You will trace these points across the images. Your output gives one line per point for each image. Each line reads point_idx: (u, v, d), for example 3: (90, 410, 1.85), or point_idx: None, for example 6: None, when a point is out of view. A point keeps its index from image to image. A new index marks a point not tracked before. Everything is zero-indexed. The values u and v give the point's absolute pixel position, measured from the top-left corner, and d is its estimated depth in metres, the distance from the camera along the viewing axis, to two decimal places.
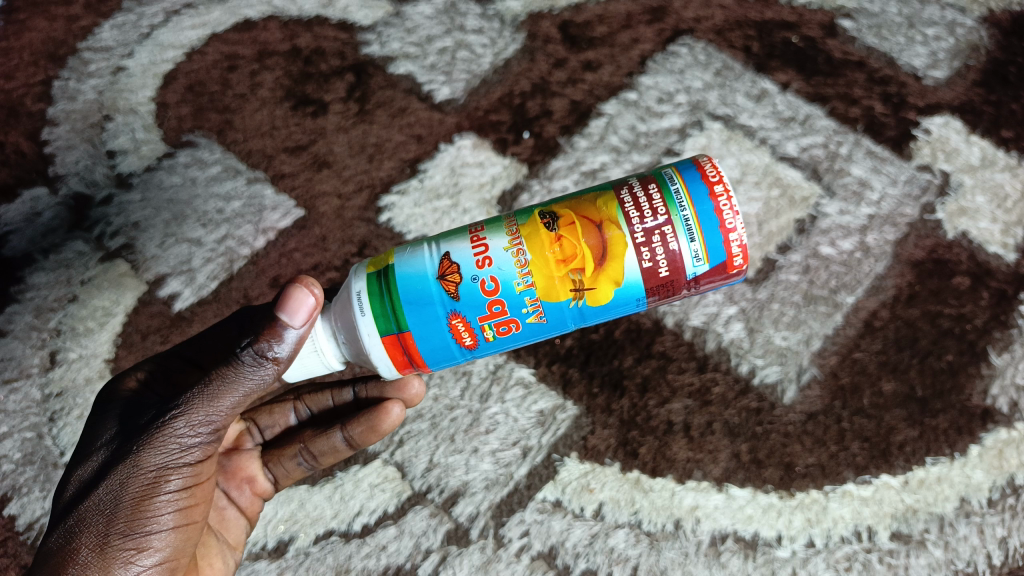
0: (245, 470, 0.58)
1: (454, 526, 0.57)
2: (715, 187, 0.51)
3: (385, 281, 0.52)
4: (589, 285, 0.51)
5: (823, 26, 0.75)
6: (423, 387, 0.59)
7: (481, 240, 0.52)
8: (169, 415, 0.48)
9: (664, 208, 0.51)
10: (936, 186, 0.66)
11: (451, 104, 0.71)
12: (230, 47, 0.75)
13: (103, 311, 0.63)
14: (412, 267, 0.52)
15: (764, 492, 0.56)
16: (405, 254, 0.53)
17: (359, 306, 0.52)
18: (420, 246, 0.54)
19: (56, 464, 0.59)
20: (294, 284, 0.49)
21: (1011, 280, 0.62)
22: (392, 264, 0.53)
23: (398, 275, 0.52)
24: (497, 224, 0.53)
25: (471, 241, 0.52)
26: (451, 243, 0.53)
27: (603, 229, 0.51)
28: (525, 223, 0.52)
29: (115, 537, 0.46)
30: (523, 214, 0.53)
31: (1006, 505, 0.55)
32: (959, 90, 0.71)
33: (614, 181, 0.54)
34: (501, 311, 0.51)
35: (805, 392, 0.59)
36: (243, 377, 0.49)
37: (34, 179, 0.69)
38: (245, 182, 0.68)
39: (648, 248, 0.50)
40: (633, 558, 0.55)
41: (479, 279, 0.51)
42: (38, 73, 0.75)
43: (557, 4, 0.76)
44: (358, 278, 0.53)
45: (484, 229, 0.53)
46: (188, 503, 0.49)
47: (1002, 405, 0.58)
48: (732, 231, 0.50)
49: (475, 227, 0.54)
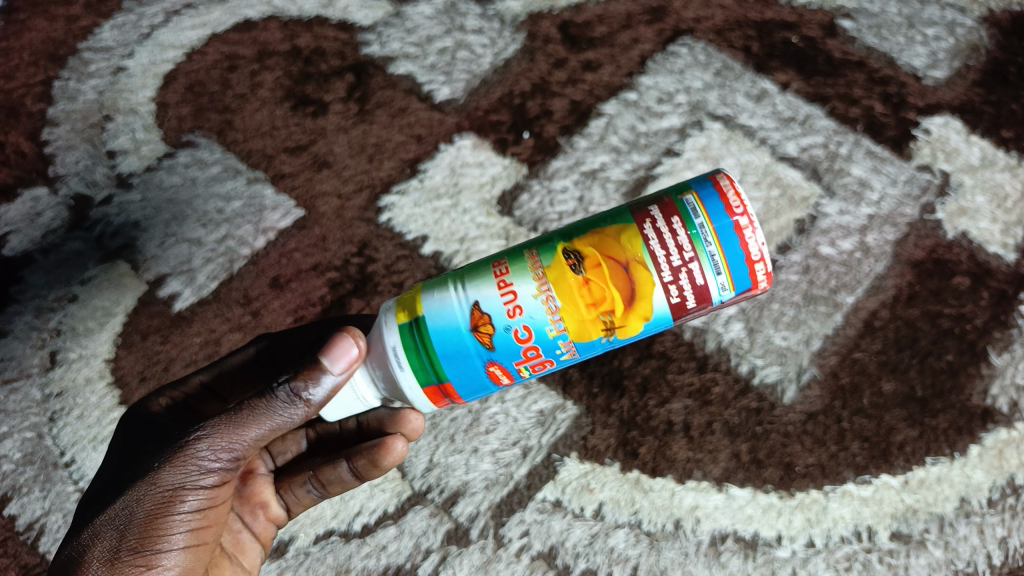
0: (259, 495, 0.57)
1: (454, 526, 0.57)
2: (739, 220, 0.49)
3: (416, 334, 0.51)
4: (622, 326, 0.51)
5: (823, 26, 0.75)
6: (422, 422, 0.57)
7: (508, 284, 0.51)
8: (193, 438, 0.48)
9: (689, 244, 0.49)
10: (936, 186, 0.66)
11: (451, 104, 0.71)
12: (230, 47, 0.75)
13: (103, 311, 0.63)
14: (442, 319, 0.51)
15: (764, 492, 0.56)
16: (432, 301, 0.52)
17: (396, 361, 0.52)
18: (445, 290, 0.52)
19: (56, 464, 0.59)
20: (341, 333, 0.50)
21: (1011, 280, 0.62)
22: (419, 314, 0.51)
23: (429, 328, 0.51)
24: (522, 266, 0.51)
25: (498, 288, 0.51)
26: (476, 286, 0.51)
27: (630, 271, 0.49)
28: (551, 265, 0.51)
29: (127, 552, 0.46)
30: (547, 252, 0.51)
31: (1006, 505, 0.55)
32: (959, 90, 0.71)
33: (633, 205, 0.52)
34: (536, 355, 0.51)
35: (806, 392, 0.59)
36: (276, 414, 0.49)
37: (34, 179, 0.69)
38: (245, 182, 0.68)
39: (676, 285, 0.50)
40: (633, 558, 0.55)
41: (512, 329, 0.50)
42: (38, 73, 0.75)
43: (557, 4, 0.76)
44: (391, 332, 0.52)
45: (510, 272, 0.51)
46: (201, 525, 0.49)
47: (1003, 405, 0.58)
48: (757, 261, 0.50)
49: (499, 266, 0.52)
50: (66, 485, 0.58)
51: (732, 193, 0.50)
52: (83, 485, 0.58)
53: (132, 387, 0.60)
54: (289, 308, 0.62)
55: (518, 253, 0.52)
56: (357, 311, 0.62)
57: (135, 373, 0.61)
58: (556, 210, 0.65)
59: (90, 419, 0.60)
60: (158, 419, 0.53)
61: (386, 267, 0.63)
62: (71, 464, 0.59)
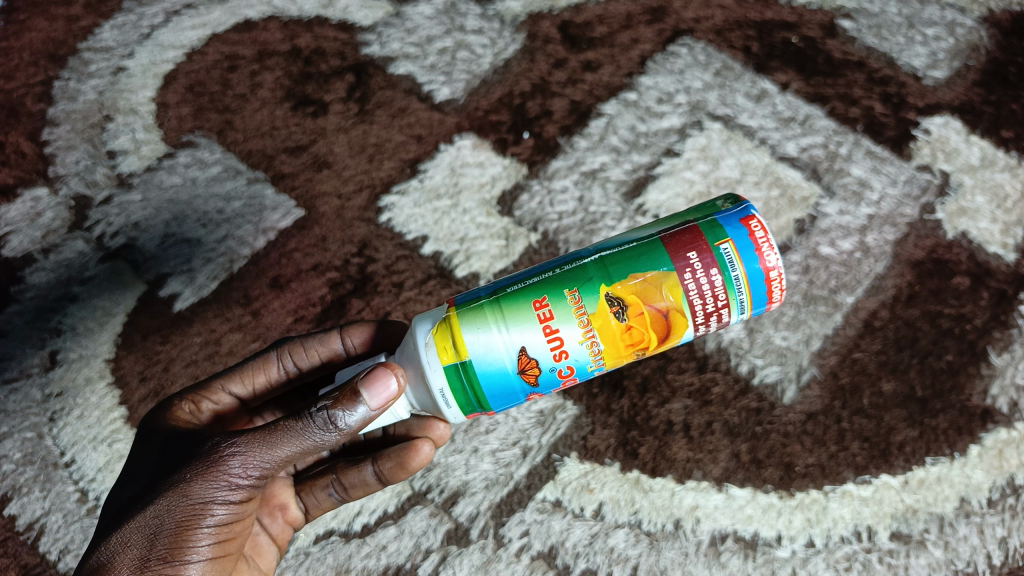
0: (278, 497, 0.55)
1: (455, 526, 0.57)
2: (770, 272, 0.50)
3: (464, 380, 0.49)
4: (650, 354, 0.52)
5: (823, 26, 0.75)
6: (447, 429, 0.56)
7: (553, 328, 0.49)
8: (227, 452, 0.45)
9: (724, 294, 0.50)
10: (936, 186, 0.66)
11: (451, 104, 0.71)
12: (231, 47, 0.75)
13: (103, 311, 0.63)
14: (490, 366, 0.49)
15: (764, 492, 0.56)
16: (478, 347, 0.49)
17: (442, 402, 0.50)
18: (488, 332, 0.49)
19: (56, 464, 0.59)
20: (383, 368, 0.48)
21: (1011, 280, 0.62)
22: (466, 361, 0.49)
23: (476, 374, 0.49)
24: (566, 307, 0.49)
25: (544, 332, 0.49)
26: (518, 329, 0.49)
27: (668, 315, 0.50)
28: (597, 309, 0.49)
29: (154, 562, 0.44)
30: (592, 292, 0.49)
31: (1006, 505, 0.55)
32: (959, 90, 0.71)
33: (667, 244, 0.51)
34: (573, 384, 0.52)
35: (805, 392, 0.59)
36: (308, 437, 0.47)
37: (34, 179, 0.69)
38: (245, 182, 0.68)
39: (704, 324, 0.51)
40: (633, 558, 0.55)
41: (558, 369, 0.50)
42: (38, 73, 0.75)
43: (557, 4, 0.77)
44: (436, 375, 0.49)
45: (555, 315, 0.49)
46: (227, 538, 0.47)
47: (1003, 405, 0.58)
48: (775, 302, 0.52)
49: (542, 306, 0.49)
50: (67, 484, 0.58)
51: (766, 242, 0.50)
52: (83, 485, 0.58)
53: (132, 387, 0.60)
54: (290, 308, 0.62)
55: (558, 292, 0.50)
56: (357, 311, 0.62)
57: (135, 373, 0.61)
58: (556, 210, 0.65)
59: (91, 420, 0.60)
60: (181, 429, 0.50)
61: (386, 267, 0.63)
62: (71, 464, 0.59)
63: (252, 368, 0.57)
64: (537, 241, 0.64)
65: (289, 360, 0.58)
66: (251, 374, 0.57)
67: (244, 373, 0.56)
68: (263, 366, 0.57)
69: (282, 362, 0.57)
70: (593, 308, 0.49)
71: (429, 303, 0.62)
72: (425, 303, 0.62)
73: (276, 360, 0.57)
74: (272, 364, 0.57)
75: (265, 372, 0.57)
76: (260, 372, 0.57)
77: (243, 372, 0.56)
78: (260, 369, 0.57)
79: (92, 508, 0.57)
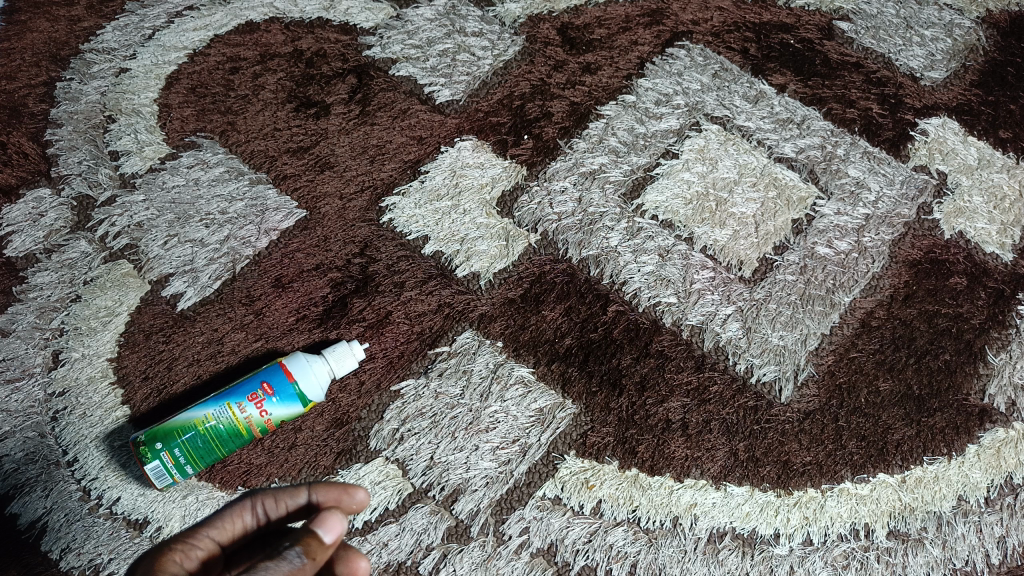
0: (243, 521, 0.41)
1: (455, 523, 0.57)
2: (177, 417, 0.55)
3: (273, 381, 0.56)
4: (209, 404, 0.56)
5: (820, 28, 0.75)
6: (367, 497, 0.43)
7: (253, 403, 0.55)
8: None
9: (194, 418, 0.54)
10: (934, 186, 0.67)
11: (451, 106, 0.72)
12: (232, 49, 0.76)
13: (105, 311, 0.64)
14: (256, 389, 0.55)
15: (761, 491, 0.57)
16: (309, 380, 0.57)
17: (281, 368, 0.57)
18: (295, 405, 0.57)
19: (58, 463, 0.59)
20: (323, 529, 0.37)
21: (1008, 280, 0.63)
22: (268, 395, 0.56)
23: (269, 381, 0.56)
24: (243, 399, 0.55)
25: (257, 408, 0.55)
26: (279, 405, 0.56)
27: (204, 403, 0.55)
28: (229, 400, 0.55)
29: None
30: (213, 403, 0.55)
31: (1003, 503, 0.57)
32: (957, 91, 0.72)
33: (178, 433, 0.54)
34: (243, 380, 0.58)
35: (802, 390, 0.59)
36: (283, 560, 0.35)
37: (37, 179, 0.70)
38: (247, 183, 0.68)
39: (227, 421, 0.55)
40: (631, 555, 0.56)
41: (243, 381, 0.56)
42: (41, 74, 0.75)
43: (556, 7, 0.77)
44: (297, 376, 0.56)
45: (248, 407, 0.55)
46: None
47: (1000, 404, 0.59)
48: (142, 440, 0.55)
49: (261, 389, 0.56)
50: (69, 483, 0.59)
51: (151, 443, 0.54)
52: (86, 484, 0.59)
53: (134, 386, 0.61)
54: (292, 308, 0.63)
55: (251, 382, 0.56)
56: (358, 310, 0.62)
57: (137, 372, 0.61)
58: (556, 210, 0.66)
59: (93, 419, 0.60)
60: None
61: (387, 267, 0.64)
62: (74, 462, 0.59)
63: (272, 491, 0.42)
64: (537, 242, 0.65)
65: (331, 497, 0.42)
66: (273, 501, 0.42)
67: (263, 497, 0.42)
68: (288, 495, 0.42)
69: (318, 495, 0.42)
70: (223, 412, 0.55)
71: (429, 303, 0.63)
72: (426, 303, 0.63)
73: (310, 490, 0.42)
74: (304, 492, 0.42)
75: (291, 501, 0.42)
76: (285, 500, 0.42)
77: (262, 495, 0.42)
78: (283, 495, 0.42)
79: (94, 507, 0.58)
